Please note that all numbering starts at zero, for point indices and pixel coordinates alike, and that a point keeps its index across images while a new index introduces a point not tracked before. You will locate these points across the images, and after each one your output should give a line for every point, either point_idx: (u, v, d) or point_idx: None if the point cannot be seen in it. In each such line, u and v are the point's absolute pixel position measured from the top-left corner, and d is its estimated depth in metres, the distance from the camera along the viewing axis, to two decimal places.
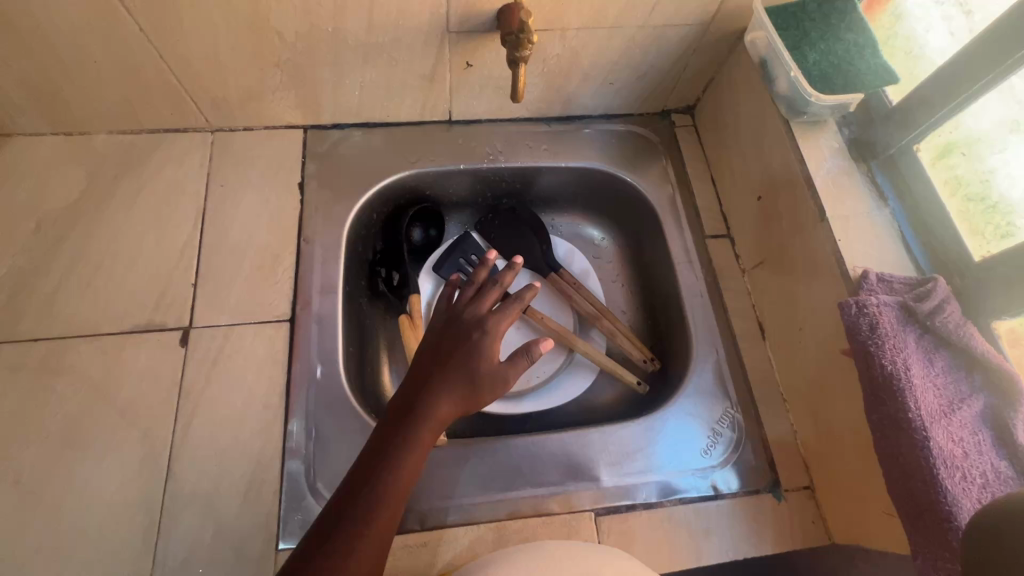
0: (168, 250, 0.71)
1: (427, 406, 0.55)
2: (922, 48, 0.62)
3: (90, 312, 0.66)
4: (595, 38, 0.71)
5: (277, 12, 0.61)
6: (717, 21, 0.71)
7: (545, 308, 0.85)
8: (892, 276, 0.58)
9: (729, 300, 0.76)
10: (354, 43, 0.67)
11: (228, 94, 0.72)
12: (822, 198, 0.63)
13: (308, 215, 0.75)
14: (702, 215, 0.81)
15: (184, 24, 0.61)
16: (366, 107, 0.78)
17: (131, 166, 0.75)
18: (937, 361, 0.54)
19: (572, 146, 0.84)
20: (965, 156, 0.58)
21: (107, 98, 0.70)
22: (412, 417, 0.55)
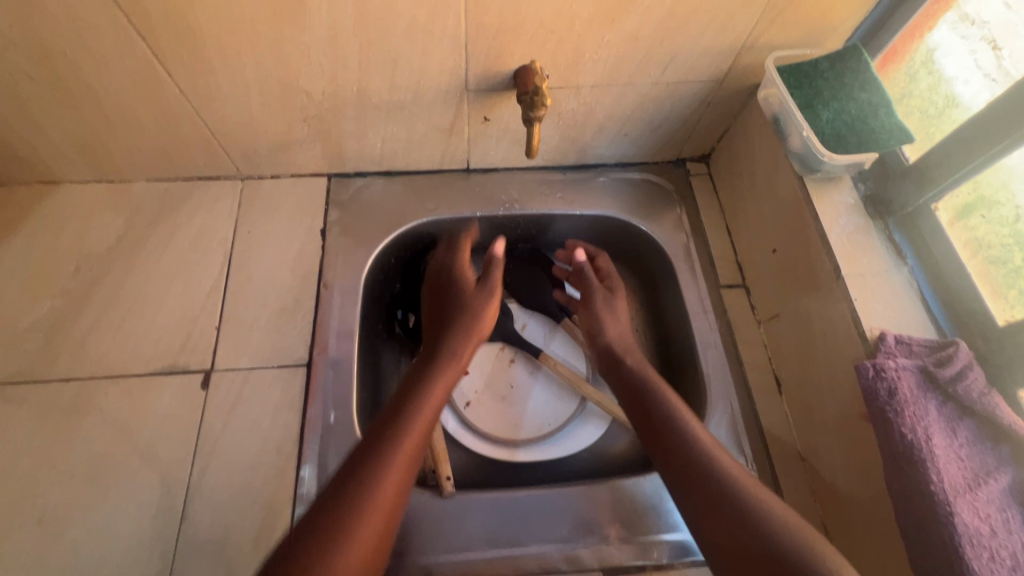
0: (195, 293, 0.74)
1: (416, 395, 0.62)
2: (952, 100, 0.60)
3: (120, 353, 0.69)
4: (609, 94, 0.73)
5: (307, 74, 0.65)
6: (729, 77, 0.72)
7: (559, 352, 0.86)
8: (911, 338, 0.56)
9: (745, 352, 0.75)
10: (377, 101, 0.70)
11: (258, 146, 0.76)
12: (837, 255, 0.63)
13: (329, 261, 0.77)
14: (716, 264, 0.81)
15: (220, 86, 0.65)
16: (387, 157, 0.81)
17: (166, 212, 0.79)
18: (961, 430, 0.52)
19: (586, 194, 0.86)
20: (985, 218, 0.57)
21: (147, 149, 0.75)
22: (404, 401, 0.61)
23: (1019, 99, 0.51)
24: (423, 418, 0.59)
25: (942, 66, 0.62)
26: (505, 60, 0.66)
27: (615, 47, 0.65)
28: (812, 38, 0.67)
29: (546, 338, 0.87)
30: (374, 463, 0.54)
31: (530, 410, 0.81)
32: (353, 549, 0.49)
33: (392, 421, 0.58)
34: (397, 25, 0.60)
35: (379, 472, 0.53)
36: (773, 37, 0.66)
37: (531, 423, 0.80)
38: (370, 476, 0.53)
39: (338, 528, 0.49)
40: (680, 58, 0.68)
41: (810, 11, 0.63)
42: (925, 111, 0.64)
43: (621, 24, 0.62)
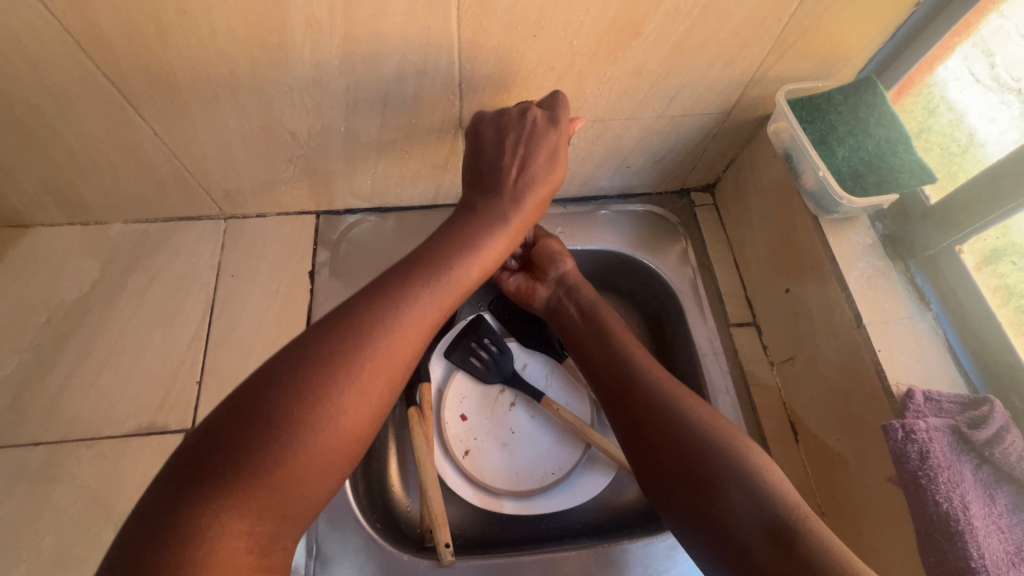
0: (175, 344, 0.69)
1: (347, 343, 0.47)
2: (973, 139, 0.58)
3: (94, 413, 0.65)
4: (612, 128, 0.69)
5: (290, 115, 0.61)
6: (737, 109, 0.68)
7: (561, 395, 0.81)
8: (941, 394, 0.53)
9: (758, 397, 0.71)
10: (366, 140, 0.66)
11: (241, 186, 0.72)
12: (857, 301, 0.59)
13: (318, 307, 0.73)
14: (725, 301, 0.77)
15: (198, 128, 0.61)
16: (378, 194, 0.77)
17: (144, 256, 0.74)
18: (999, 497, 0.49)
19: (588, 228, 0.82)
20: (1015, 265, 0.54)
21: (122, 192, 0.70)
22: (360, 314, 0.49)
23: None
24: (411, 317, 0.51)
25: (963, 102, 0.60)
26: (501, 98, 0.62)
27: (617, 82, 0.62)
28: (824, 71, 0.63)
29: (548, 379, 0.82)
30: (347, 345, 0.47)
31: (532, 458, 0.77)
32: (259, 475, 0.41)
33: (373, 309, 0.50)
34: (386, 65, 0.56)
35: (365, 358, 0.47)
36: (783, 69, 0.63)
37: (535, 473, 0.76)
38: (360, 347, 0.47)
39: (355, 366, 0.46)
40: (685, 92, 0.64)
41: (823, 43, 0.60)
42: (948, 148, 0.61)
43: (625, 60, 0.59)
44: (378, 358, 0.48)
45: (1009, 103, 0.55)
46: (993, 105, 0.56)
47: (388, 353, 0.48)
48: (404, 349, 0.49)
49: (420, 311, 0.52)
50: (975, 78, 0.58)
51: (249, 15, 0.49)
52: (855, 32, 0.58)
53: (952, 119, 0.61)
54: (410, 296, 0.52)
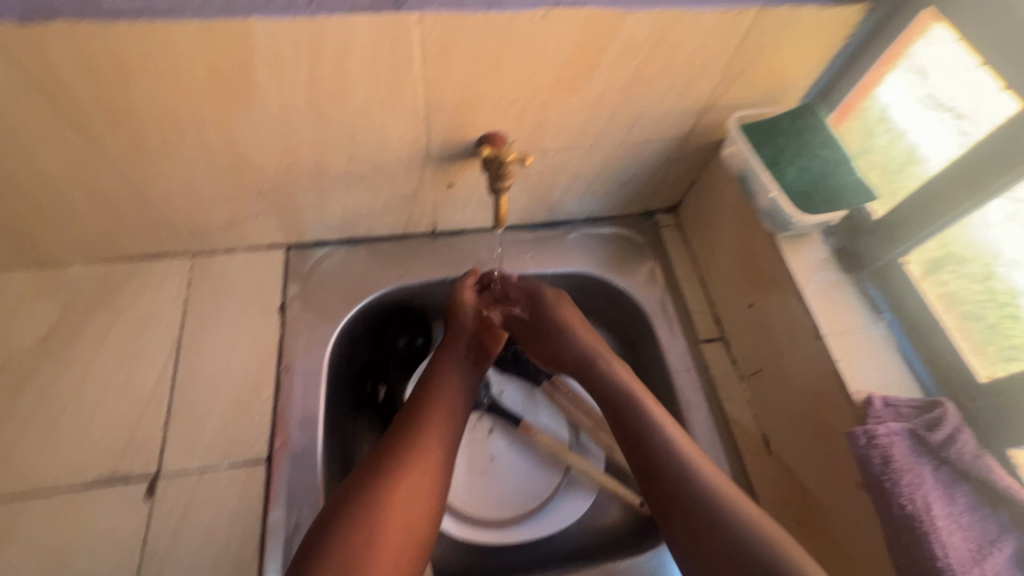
0: (139, 386, 0.67)
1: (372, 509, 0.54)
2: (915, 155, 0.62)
3: (50, 464, 0.62)
4: (576, 155, 0.71)
5: (258, 152, 0.61)
6: (693, 135, 0.72)
7: (541, 419, 0.81)
8: (898, 399, 0.55)
9: (731, 412, 0.72)
10: (335, 173, 0.66)
11: (207, 223, 0.71)
12: (815, 313, 0.62)
13: (289, 341, 0.72)
14: (693, 318, 0.80)
15: (163, 166, 0.61)
16: (348, 225, 0.77)
17: (106, 297, 0.72)
18: (958, 497, 0.51)
19: (558, 253, 0.83)
20: (956, 274, 0.57)
21: (82, 233, 0.69)
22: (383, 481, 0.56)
23: (969, 164, 0.53)
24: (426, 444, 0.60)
25: (901, 117, 0.63)
26: (467, 130, 0.64)
27: (578, 113, 0.64)
28: (771, 98, 0.67)
29: (527, 404, 0.82)
30: (380, 493, 0.55)
31: (513, 486, 0.77)
32: None
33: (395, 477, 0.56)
34: (353, 101, 0.57)
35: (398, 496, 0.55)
36: (733, 97, 0.66)
37: (516, 500, 0.75)
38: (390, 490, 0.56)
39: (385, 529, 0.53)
40: (643, 120, 0.67)
41: (768, 72, 0.63)
42: (892, 161, 0.64)
43: (584, 91, 0.61)
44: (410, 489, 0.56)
45: (946, 121, 0.58)
46: (932, 123, 0.60)
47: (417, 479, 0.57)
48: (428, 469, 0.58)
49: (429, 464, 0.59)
50: (913, 97, 0.61)
51: (214, 57, 0.50)
52: (796, 61, 0.63)
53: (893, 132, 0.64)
54: (418, 452, 0.59)
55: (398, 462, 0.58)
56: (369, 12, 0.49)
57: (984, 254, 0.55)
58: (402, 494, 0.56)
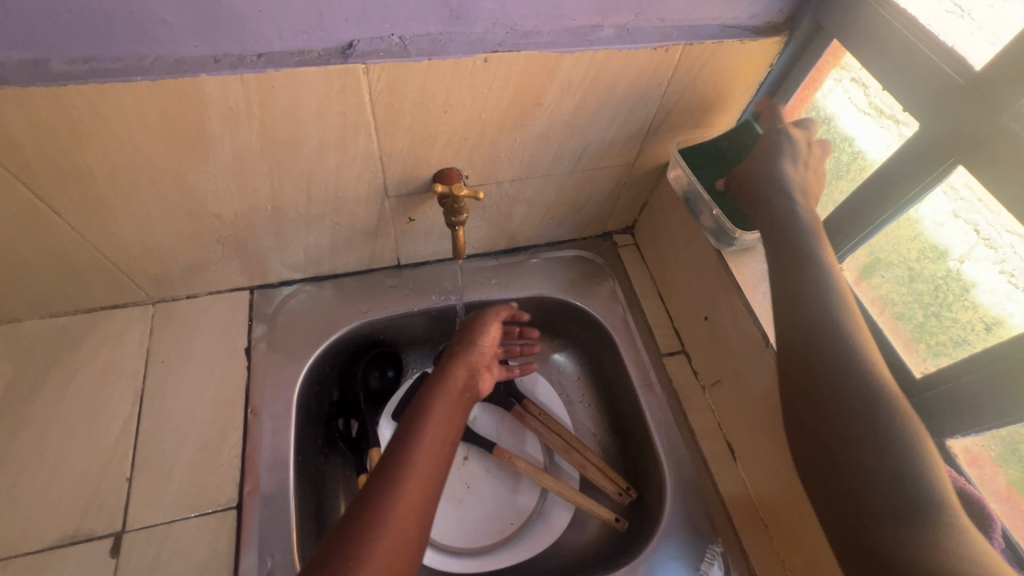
0: (102, 441, 0.66)
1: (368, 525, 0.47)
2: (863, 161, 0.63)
3: (9, 529, 0.60)
4: (530, 185, 0.74)
5: (215, 199, 0.62)
6: (640, 160, 0.76)
7: (515, 443, 0.83)
8: None
9: (695, 421, 0.75)
10: (295, 215, 0.68)
11: (168, 271, 0.71)
12: (763, 323, 0.65)
13: (257, 384, 0.72)
14: (655, 333, 0.82)
15: (120, 219, 0.61)
16: (312, 264, 0.78)
17: (64, 352, 0.71)
18: None
19: (521, 278, 0.86)
20: (886, 277, 0.62)
21: (37, 289, 0.68)
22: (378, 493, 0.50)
23: (878, 182, 0.58)
24: (424, 459, 0.54)
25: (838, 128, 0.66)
26: (422, 167, 0.66)
27: (528, 145, 0.67)
28: (707, 124, 0.72)
29: (500, 429, 0.84)
30: (374, 510, 0.49)
31: (491, 511, 0.77)
32: None
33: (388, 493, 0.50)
34: (307, 147, 0.59)
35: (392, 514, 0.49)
36: (673, 125, 0.71)
37: (494, 526, 0.76)
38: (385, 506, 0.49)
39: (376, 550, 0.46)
40: (591, 149, 0.71)
41: (701, 101, 0.68)
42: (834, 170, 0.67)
43: (530, 126, 0.65)
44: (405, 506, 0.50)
45: (888, 127, 0.59)
46: (876, 131, 0.61)
47: (414, 497, 0.51)
48: (426, 488, 0.52)
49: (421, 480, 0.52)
50: (857, 106, 0.63)
51: (166, 113, 0.51)
52: (726, 91, 0.67)
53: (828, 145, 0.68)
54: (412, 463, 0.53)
55: (394, 477, 0.52)
56: (317, 66, 0.51)
57: (933, 252, 0.57)
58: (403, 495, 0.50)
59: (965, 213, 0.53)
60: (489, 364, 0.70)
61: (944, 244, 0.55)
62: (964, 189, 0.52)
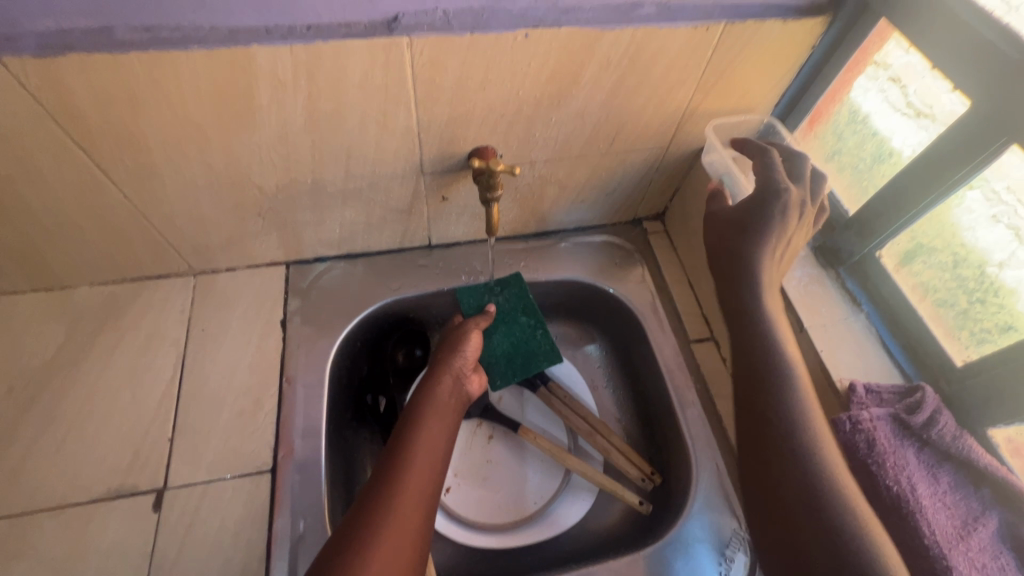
0: (146, 403, 0.69)
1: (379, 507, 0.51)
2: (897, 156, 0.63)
3: (59, 481, 0.63)
4: (563, 166, 0.75)
5: (259, 171, 0.64)
6: (674, 144, 0.75)
7: (540, 424, 0.83)
8: (879, 385, 0.58)
9: (723, 408, 0.74)
10: (333, 189, 0.69)
11: (210, 242, 0.74)
12: (798, 308, 0.64)
13: (292, 354, 0.74)
14: (683, 319, 0.82)
15: (168, 188, 0.64)
16: (346, 241, 0.80)
17: (111, 318, 0.74)
18: (942, 477, 0.53)
19: (550, 261, 0.86)
20: (927, 263, 0.60)
21: (89, 256, 0.71)
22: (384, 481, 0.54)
23: (926, 163, 0.56)
24: (420, 456, 0.57)
25: (874, 121, 0.66)
26: (458, 144, 0.67)
27: (563, 125, 0.68)
28: (744, 108, 0.72)
29: (525, 410, 0.84)
30: (380, 494, 0.53)
31: (515, 489, 0.78)
32: None
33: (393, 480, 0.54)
34: (349, 120, 0.60)
35: (396, 504, 0.52)
36: (709, 108, 0.70)
37: (519, 503, 0.77)
38: (388, 500, 0.52)
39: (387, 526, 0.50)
40: (625, 130, 0.71)
41: (739, 84, 0.67)
42: (875, 156, 0.66)
43: (567, 105, 0.65)
44: (407, 498, 0.53)
45: (926, 127, 0.60)
46: (913, 130, 0.61)
47: (417, 483, 0.55)
48: (423, 482, 0.55)
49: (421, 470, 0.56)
50: (893, 106, 0.63)
51: (217, 83, 0.53)
52: (766, 73, 0.66)
53: (868, 130, 0.67)
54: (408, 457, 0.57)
55: (394, 475, 0.55)
56: (363, 37, 0.52)
57: (969, 256, 0.56)
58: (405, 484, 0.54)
59: (1006, 217, 0.52)
60: (474, 365, 0.73)
61: (982, 247, 0.55)
62: (1011, 195, 0.51)
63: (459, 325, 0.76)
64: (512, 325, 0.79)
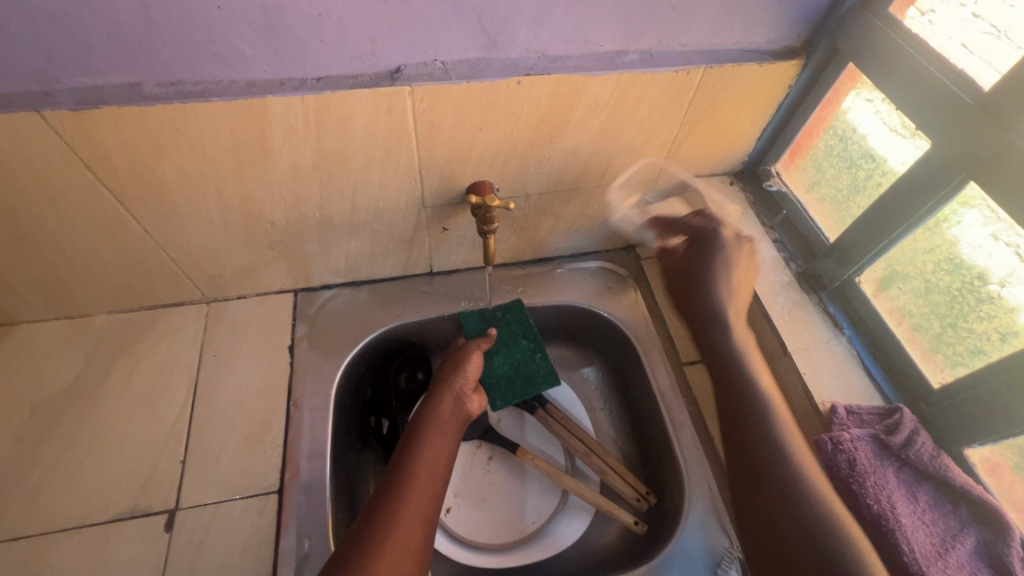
0: (160, 426, 0.72)
1: (384, 519, 0.54)
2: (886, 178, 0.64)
3: (77, 502, 0.66)
4: (557, 198, 0.79)
5: (270, 207, 0.68)
6: (663, 176, 0.79)
7: (537, 445, 0.86)
8: (860, 407, 0.60)
9: (714, 429, 0.76)
10: (340, 222, 0.74)
11: (223, 272, 0.78)
12: (782, 332, 0.67)
13: (299, 378, 0.77)
14: (676, 342, 0.85)
15: (186, 223, 0.68)
16: (352, 269, 0.84)
17: (128, 344, 0.78)
18: (921, 496, 0.55)
19: (547, 287, 0.89)
20: (903, 289, 0.63)
21: (110, 286, 0.75)
22: (389, 493, 0.57)
23: (894, 198, 0.60)
24: (424, 471, 0.60)
25: (870, 142, 0.66)
26: (457, 179, 0.71)
27: (556, 161, 0.72)
28: (727, 143, 0.76)
29: (523, 431, 0.87)
30: (385, 506, 0.56)
31: (514, 509, 0.80)
32: None
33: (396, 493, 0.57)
34: (354, 160, 0.65)
35: (399, 516, 0.55)
36: (694, 143, 0.74)
37: (517, 523, 0.79)
38: (392, 513, 0.55)
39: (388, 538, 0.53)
40: (616, 165, 0.75)
41: (720, 122, 0.72)
42: (851, 186, 0.69)
43: (559, 143, 0.69)
44: (410, 512, 0.56)
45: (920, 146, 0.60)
46: (908, 149, 0.61)
47: (420, 496, 0.58)
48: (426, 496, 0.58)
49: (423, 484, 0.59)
50: (890, 125, 0.63)
51: (235, 129, 0.58)
52: (746, 111, 0.71)
53: (844, 163, 0.70)
54: (412, 471, 0.60)
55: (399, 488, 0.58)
56: (368, 87, 0.57)
57: (964, 278, 0.57)
58: (408, 497, 0.57)
59: (1004, 235, 0.52)
60: (474, 385, 0.76)
61: (980, 265, 0.55)
62: (1001, 213, 0.51)
63: (462, 346, 0.79)
64: (512, 348, 0.83)
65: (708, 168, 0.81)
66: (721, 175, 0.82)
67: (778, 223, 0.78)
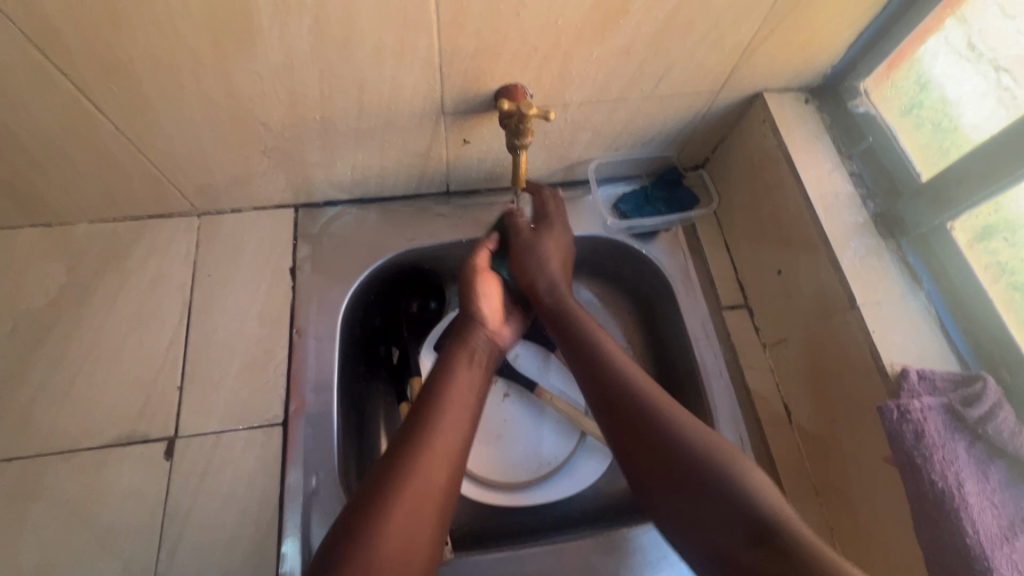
0: (153, 349, 0.67)
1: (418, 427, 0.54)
2: (955, 119, 0.59)
3: (69, 425, 0.62)
4: (599, 110, 0.67)
5: (261, 105, 0.57)
6: (726, 88, 0.67)
7: (556, 384, 0.81)
8: (933, 372, 0.53)
9: (752, 379, 0.70)
10: (344, 128, 0.63)
11: (213, 181, 0.68)
12: (851, 283, 0.58)
13: (301, 304, 0.70)
14: (717, 284, 0.76)
15: (163, 121, 0.58)
16: (358, 185, 0.74)
17: (114, 258, 0.71)
18: (992, 474, 0.49)
19: (575, 214, 0.79)
20: (1008, 241, 0.54)
21: (85, 191, 0.66)
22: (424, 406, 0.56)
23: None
24: (446, 411, 0.56)
25: (925, 65, 0.61)
26: (483, 81, 0.59)
27: (604, 62, 0.59)
28: (812, 48, 0.62)
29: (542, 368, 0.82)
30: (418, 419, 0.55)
31: (527, 449, 0.77)
32: None
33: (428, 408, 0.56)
34: (361, 49, 0.53)
35: (434, 422, 0.54)
36: (772, 48, 0.61)
37: (528, 465, 0.75)
38: (428, 417, 0.55)
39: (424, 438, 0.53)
40: (674, 71, 0.62)
41: (810, 21, 0.58)
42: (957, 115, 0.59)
43: (612, 39, 0.56)
44: (445, 422, 0.55)
45: (984, 72, 0.56)
46: (970, 74, 0.57)
47: (455, 407, 0.56)
48: (456, 437, 0.54)
49: (446, 402, 0.56)
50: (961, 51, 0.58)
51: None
52: (846, 5, 0.57)
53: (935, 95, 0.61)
54: (441, 390, 0.58)
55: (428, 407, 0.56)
56: None
57: None
58: (441, 417, 0.55)
59: None
60: (495, 306, 0.68)
61: None
62: None
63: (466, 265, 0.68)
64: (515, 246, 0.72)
65: (780, 83, 0.68)
66: (795, 91, 0.69)
67: (858, 153, 0.67)
